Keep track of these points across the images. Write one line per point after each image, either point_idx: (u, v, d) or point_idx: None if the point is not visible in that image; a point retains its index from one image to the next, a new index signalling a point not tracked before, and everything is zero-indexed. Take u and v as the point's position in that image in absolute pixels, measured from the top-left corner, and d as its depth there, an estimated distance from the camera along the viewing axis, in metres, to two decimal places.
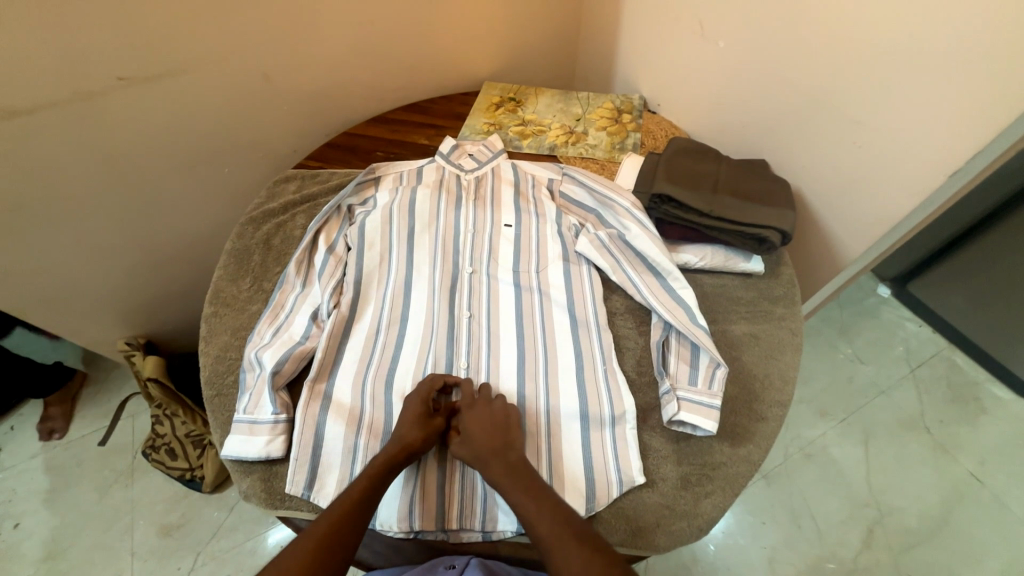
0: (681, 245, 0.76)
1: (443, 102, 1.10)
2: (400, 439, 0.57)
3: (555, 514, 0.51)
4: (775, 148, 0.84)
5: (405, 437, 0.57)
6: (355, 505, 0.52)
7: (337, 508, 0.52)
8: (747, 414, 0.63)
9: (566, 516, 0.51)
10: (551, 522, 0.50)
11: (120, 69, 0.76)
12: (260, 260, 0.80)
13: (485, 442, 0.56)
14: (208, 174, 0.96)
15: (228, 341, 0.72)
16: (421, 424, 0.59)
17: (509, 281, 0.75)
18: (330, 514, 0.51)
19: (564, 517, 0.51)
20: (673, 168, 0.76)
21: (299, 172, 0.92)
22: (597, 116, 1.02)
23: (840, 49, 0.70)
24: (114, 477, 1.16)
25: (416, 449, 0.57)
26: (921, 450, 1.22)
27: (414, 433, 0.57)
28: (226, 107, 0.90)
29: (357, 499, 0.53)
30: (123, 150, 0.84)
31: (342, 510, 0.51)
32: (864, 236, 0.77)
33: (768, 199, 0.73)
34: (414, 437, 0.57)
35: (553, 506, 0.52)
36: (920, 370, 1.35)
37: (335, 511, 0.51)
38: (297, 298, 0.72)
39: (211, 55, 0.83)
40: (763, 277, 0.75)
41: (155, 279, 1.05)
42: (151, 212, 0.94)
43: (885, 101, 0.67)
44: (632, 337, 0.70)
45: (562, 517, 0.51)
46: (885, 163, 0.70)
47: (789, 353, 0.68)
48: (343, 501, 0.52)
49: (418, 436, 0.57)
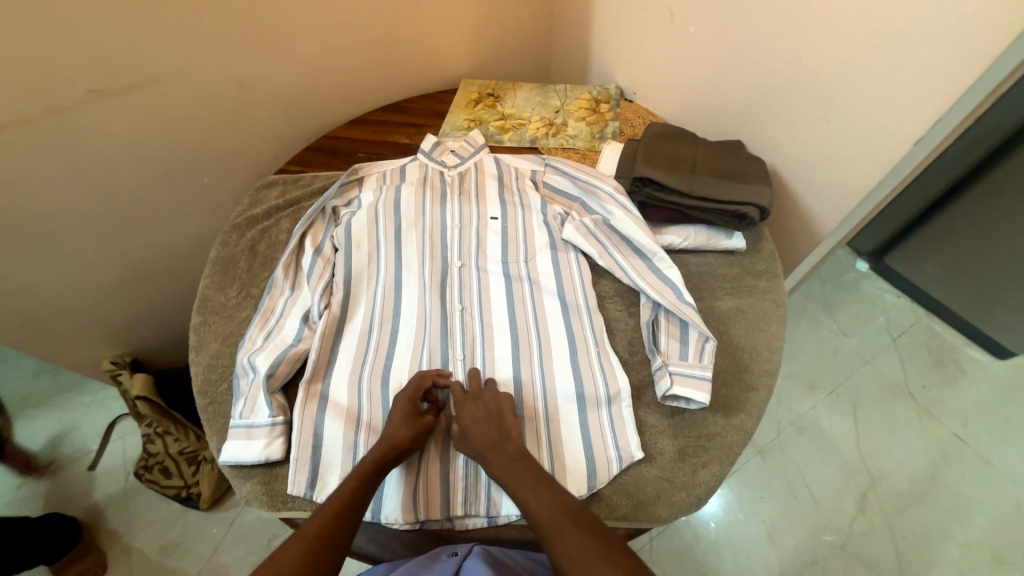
0: (664, 227, 0.77)
1: (422, 101, 1.10)
2: (388, 438, 0.57)
3: (553, 498, 0.52)
4: (750, 129, 0.86)
5: (394, 436, 0.57)
6: (348, 503, 0.52)
7: (329, 506, 0.51)
8: (738, 385, 0.65)
9: (564, 501, 0.52)
10: (549, 507, 0.51)
11: (90, 81, 0.75)
12: (246, 266, 0.79)
13: (479, 434, 0.57)
14: (187, 185, 0.95)
15: (219, 349, 0.71)
16: (408, 423, 0.59)
17: (499, 272, 0.76)
18: (322, 512, 0.51)
19: (562, 502, 0.52)
20: (652, 152, 0.78)
21: (281, 177, 0.91)
22: (575, 107, 1.03)
23: (806, 28, 0.72)
24: (107, 500, 1.14)
25: (405, 447, 0.57)
26: (907, 415, 1.26)
27: (403, 433, 0.58)
28: (202, 116, 0.89)
29: (349, 498, 0.52)
30: (97, 164, 0.82)
31: (336, 507, 0.51)
32: (838, 208, 0.79)
33: (746, 177, 0.75)
34: (403, 436, 0.57)
35: (550, 492, 0.53)
36: (901, 338, 1.39)
37: (327, 509, 0.51)
38: (287, 301, 0.71)
39: (183, 64, 0.82)
40: (745, 253, 0.77)
41: (138, 295, 1.03)
42: (130, 227, 0.92)
43: (850, 76, 0.70)
44: (623, 319, 0.71)
45: (559, 502, 0.52)
46: (854, 136, 0.73)
47: (774, 323, 0.70)
48: (334, 500, 0.52)
49: (407, 435, 0.57)
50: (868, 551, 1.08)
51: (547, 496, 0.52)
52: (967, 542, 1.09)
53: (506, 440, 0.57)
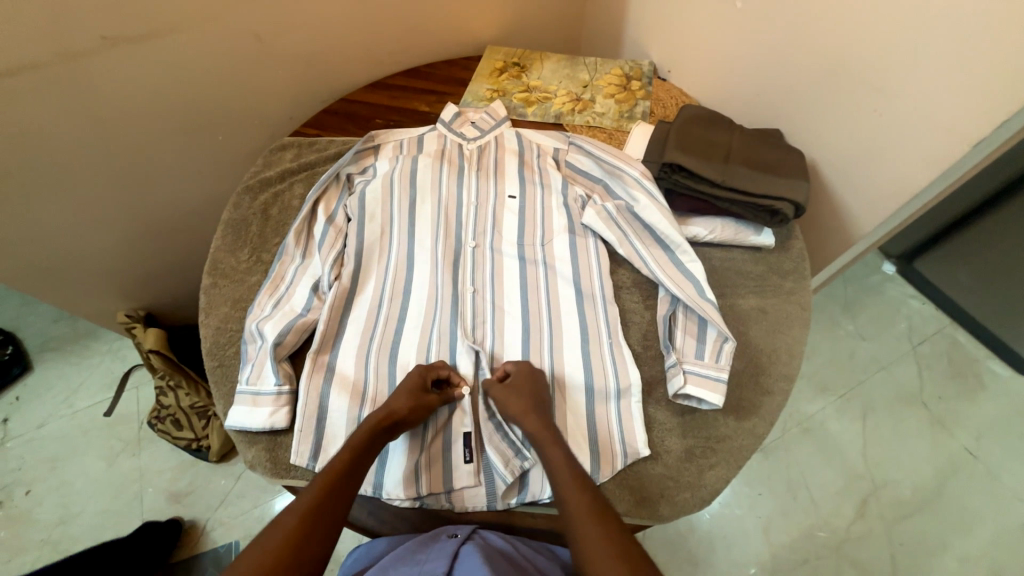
0: (690, 217, 0.73)
1: (443, 67, 1.05)
2: (388, 408, 0.57)
3: (579, 485, 0.51)
4: (790, 118, 0.81)
5: (393, 406, 0.56)
6: (339, 476, 0.52)
7: (319, 480, 0.51)
8: (753, 387, 0.63)
9: (591, 490, 0.51)
10: (578, 493, 0.51)
11: (103, 27, 0.72)
12: (258, 230, 0.78)
13: (520, 406, 0.57)
14: (202, 142, 0.93)
15: (229, 312, 0.71)
16: (412, 395, 0.58)
17: (514, 253, 0.74)
18: (313, 487, 0.50)
19: (590, 493, 0.51)
20: (684, 137, 0.73)
21: (296, 139, 0.89)
22: (605, 83, 0.97)
23: (866, 8, 0.65)
24: (121, 446, 1.18)
25: (404, 416, 0.56)
26: (918, 424, 1.24)
27: (402, 402, 0.57)
28: (217, 70, 0.86)
29: (339, 473, 0.52)
30: (111, 115, 0.80)
31: (326, 480, 0.51)
32: (879, 209, 0.74)
33: (783, 170, 0.70)
34: (401, 405, 0.57)
35: (579, 479, 0.52)
36: (921, 346, 1.35)
37: (318, 483, 0.51)
38: (297, 269, 0.71)
39: (196, 13, 0.78)
40: (773, 251, 0.74)
41: (152, 250, 1.03)
42: (144, 181, 0.92)
43: (909, 67, 0.64)
44: (638, 311, 0.69)
45: (585, 490, 0.51)
46: (906, 132, 0.67)
47: (797, 327, 0.67)
48: (326, 473, 0.52)
49: (406, 405, 0.57)
50: (861, 555, 1.08)
51: (575, 486, 0.51)
52: (963, 554, 1.09)
53: (548, 420, 0.57)
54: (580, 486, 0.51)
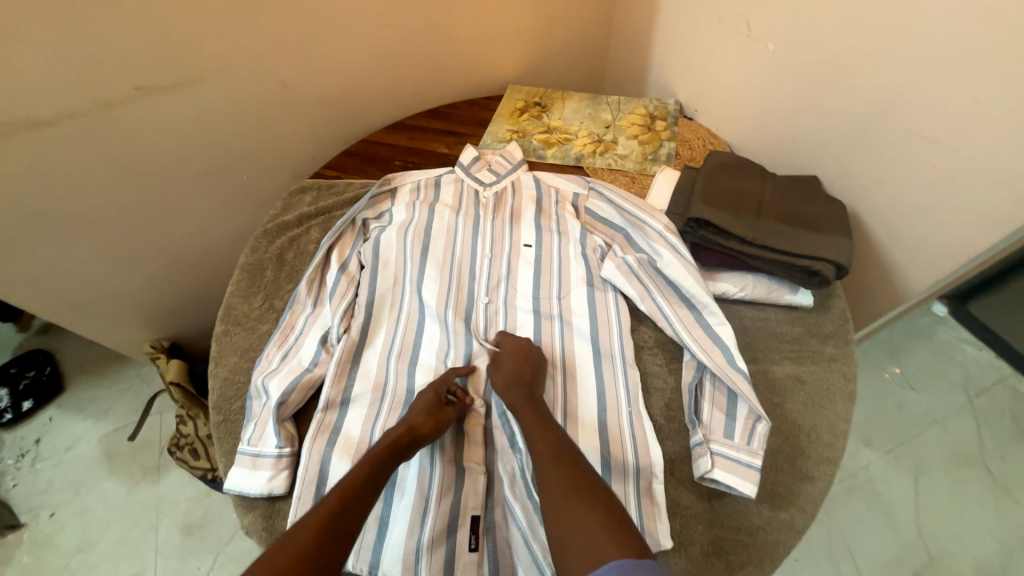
0: (718, 272, 0.68)
1: (464, 107, 1.05)
2: (410, 423, 0.56)
3: (548, 434, 0.53)
4: (829, 164, 0.75)
5: (416, 424, 0.56)
6: (354, 494, 0.49)
7: (333, 496, 0.49)
8: (790, 471, 0.56)
9: (571, 465, 0.50)
10: (556, 478, 0.49)
11: (137, 79, 0.75)
12: (272, 276, 0.78)
13: (507, 376, 0.59)
14: (228, 183, 0.95)
15: (237, 363, 0.70)
16: (429, 412, 0.58)
17: (529, 309, 0.70)
18: (328, 501, 0.48)
19: (557, 437, 0.53)
20: (711, 187, 0.69)
21: (316, 182, 0.89)
22: (628, 123, 0.94)
23: (915, 55, 0.60)
24: (142, 472, 1.19)
25: (425, 433, 0.56)
26: (977, 489, 1.12)
27: (424, 421, 0.57)
28: (243, 115, 0.87)
29: (348, 494, 0.49)
30: (142, 159, 0.83)
31: (341, 494, 0.49)
32: (934, 267, 0.67)
33: (820, 224, 0.64)
34: (422, 422, 0.57)
35: (548, 429, 0.54)
36: (978, 400, 1.23)
37: (334, 496, 0.49)
38: (307, 318, 0.70)
39: (226, 64, 0.80)
40: (812, 311, 0.67)
41: (177, 285, 1.05)
42: (172, 221, 0.93)
43: (966, 118, 0.58)
44: (661, 375, 0.64)
45: (552, 439, 0.53)
46: (965, 186, 0.61)
47: (840, 401, 0.60)
48: (349, 477, 0.51)
49: (428, 423, 0.57)
50: None
51: (544, 433, 0.53)
52: None
53: (529, 393, 0.58)
54: (557, 461, 0.50)
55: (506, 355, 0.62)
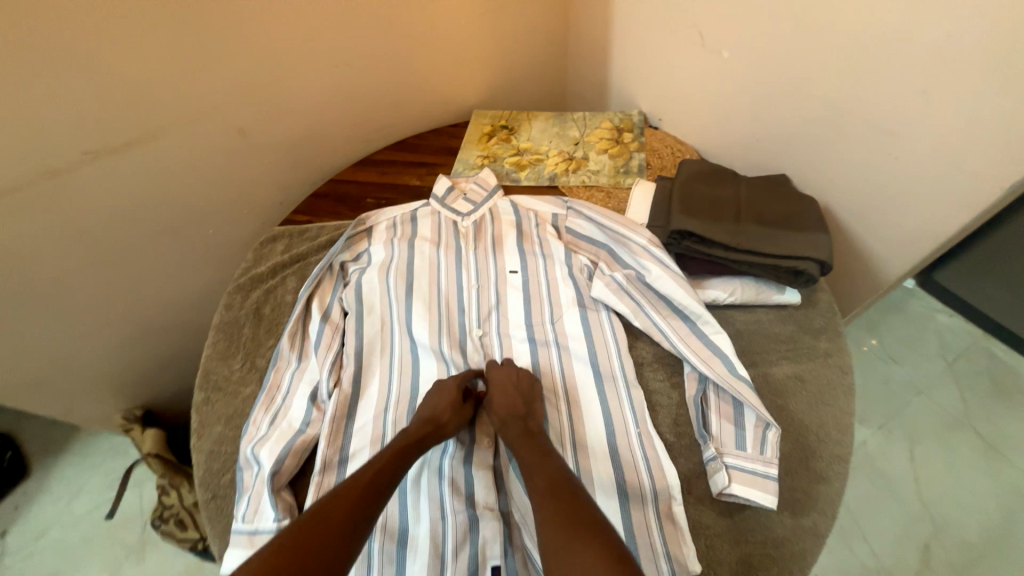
0: (706, 280, 0.69)
1: (432, 137, 1.04)
2: (433, 416, 0.58)
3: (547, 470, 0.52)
4: (796, 161, 0.77)
5: (438, 416, 0.58)
6: (367, 489, 0.50)
7: (344, 488, 0.49)
8: (805, 475, 0.56)
9: (563, 487, 0.50)
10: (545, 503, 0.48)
11: (84, 142, 0.70)
12: (250, 334, 0.74)
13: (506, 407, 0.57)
14: (192, 239, 0.90)
15: (222, 433, 0.66)
16: (455, 407, 0.59)
17: (524, 338, 0.69)
18: (339, 491, 0.49)
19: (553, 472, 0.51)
20: (689, 197, 0.69)
21: (287, 229, 0.86)
22: (596, 138, 0.95)
23: (864, 54, 0.63)
24: (124, 554, 1.10)
25: (449, 427, 0.58)
26: (969, 452, 1.15)
27: (448, 415, 0.58)
28: (203, 168, 0.84)
29: (365, 486, 0.50)
30: (95, 225, 0.77)
31: (352, 488, 0.50)
32: (909, 251, 0.70)
33: (797, 223, 0.66)
34: (447, 417, 0.58)
35: (544, 462, 0.53)
36: (957, 365, 1.28)
37: (343, 489, 0.49)
38: (293, 375, 0.66)
39: (180, 118, 0.77)
40: (800, 308, 0.68)
41: (147, 351, 0.98)
42: (135, 286, 0.88)
43: (919, 109, 0.61)
44: (665, 391, 0.63)
45: (549, 474, 0.51)
46: (928, 174, 0.63)
47: (841, 396, 0.61)
48: (371, 469, 0.52)
49: (452, 419, 0.58)
50: None
51: (540, 470, 0.51)
52: None
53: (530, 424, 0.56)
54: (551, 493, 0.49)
55: (498, 383, 0.60)
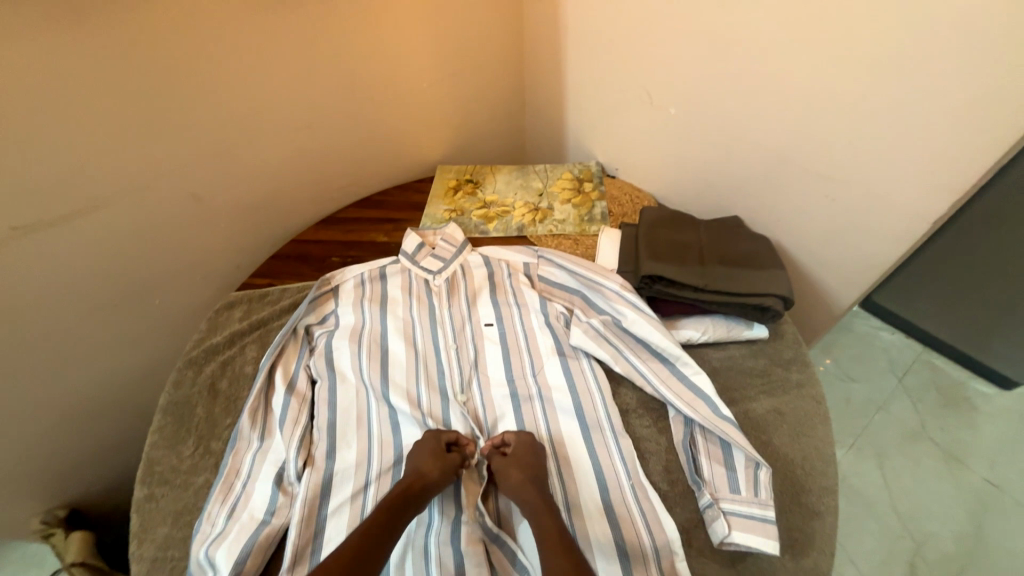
0: (679, 320, 0.70)
1: (397, 193, 1.04)
2: (416, 470, 0.56)
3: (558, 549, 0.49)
4: (748, 203, 0.83)
5: (423, 469, 0.56)
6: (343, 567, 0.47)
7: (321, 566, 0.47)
8: (798, 511, 0.56)
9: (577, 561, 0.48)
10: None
11: (14, 218, 0.64)
12: (204, 413, 0.67)
13: (519, 479, 0.55)
14: (136, 312, 0.83)
15: (169, 535, 0.58)
16: (438, 457, 0.57)
17: (506, 395, 0.67)
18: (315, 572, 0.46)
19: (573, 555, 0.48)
20: (654, 242, 0.72)
21: (245, 294, 0.81)
22: (559, 189, 0.99)
23: (795, 109, 0.70)
24: None
25: (432, 481, 0.55)
26: (931, 462, 1.21)
27: (433, 467, 0.56)
28: (152, 235, 0.79)
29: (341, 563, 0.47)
30: (22, 305, 0.69)
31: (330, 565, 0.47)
32: (857, 280, 0.76)
33: (755, 262, 0.70)
34: (429, 467, 0.56)
35: (560, 539, 0.50)
36: (907, 379, 1.35)
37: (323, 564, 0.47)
38: (255, 457, 0.60)
39: (129, 187, 0.73)
40: (768, 341, 0.71)
41: (72, 445, 0.85)
42: (64, 369, 0.78)
43: (848, 155, 0.68)
44: (652, 437, 0.62)
45: (565, 553, 0.48)
46: (864, 211, 0.70)
47: (820, 425, 0.62)
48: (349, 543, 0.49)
49: (435, 470, 0.56)
50: None
51: (559, 551, 0.49)
52: None
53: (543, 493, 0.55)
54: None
55: (518, 449, 0.58)
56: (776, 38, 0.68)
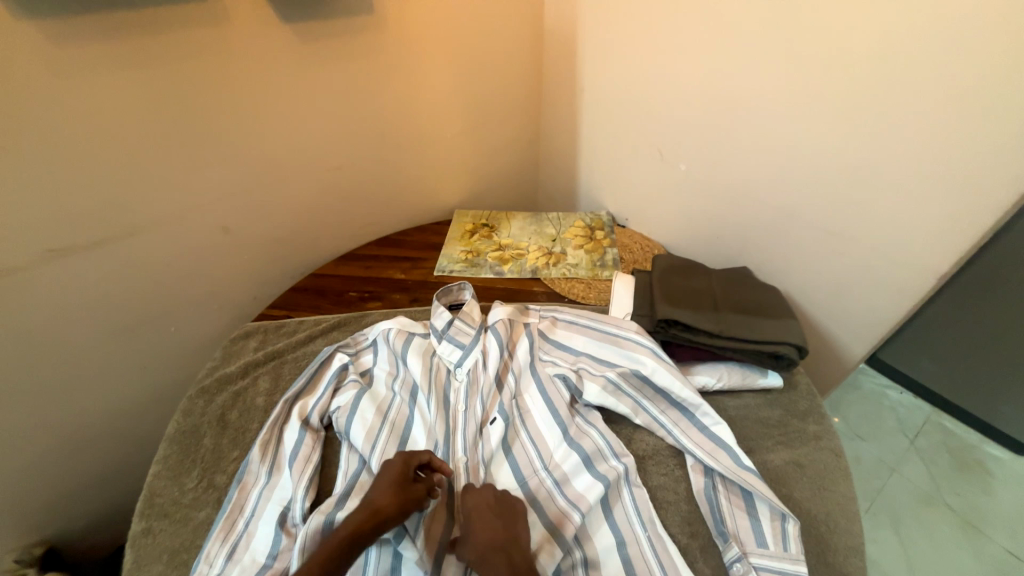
0: (693, 366, 0.71)
1: (416, 234, 1.08)
2: (371, 503, 0.54)
3: None
4: (757, 255, 0.87)
5: (378, 502, 0.53)
6: None
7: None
8: (826, 572, 0.54)
9: None
10: None
11: (54, 240, 0.67)
12: (211, 445, 0.66)
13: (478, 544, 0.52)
14: (154, 338, 0.83)
15: (161, 574, 0.55)
16: (396, 488, 0.55)
17: (519, 467, 0.63)
18: None
19: None
20: (668, 288, 0.75)
21: (262, 324, 0.83)
22: (572, 235, 1.03)
23: (797, 170, 0.76)
24: None
25: (387, 517, 0.53)
26: (950, 531, 1.15)
27: (387, 498, 0.54)
28: (180, 263, 0.81)
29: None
30: (44, 324, 0.70)
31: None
32: (866, 333, 0.79)
33: (767, 310, 0.72)
34: (385, 500, 0.54)
35: None
36: (918, 441, 1.32)
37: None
38: (261, 494, 0.59)
39: (166, 216, 0.77)
40: (783, 391, 0.71)
41: (65, 474, 0.81)
42: (71, 392, 0.77)
43: (849, 213, 0.73)
44: (671, 488, 0.60)
45: None
46: (870, 266, 0.74)
47: (841, 480, 0.61)
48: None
49: (389, 502, 0.53)
50: None
51: None
52: None
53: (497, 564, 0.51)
54: None
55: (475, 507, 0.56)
56: (777, 107, 0.74)
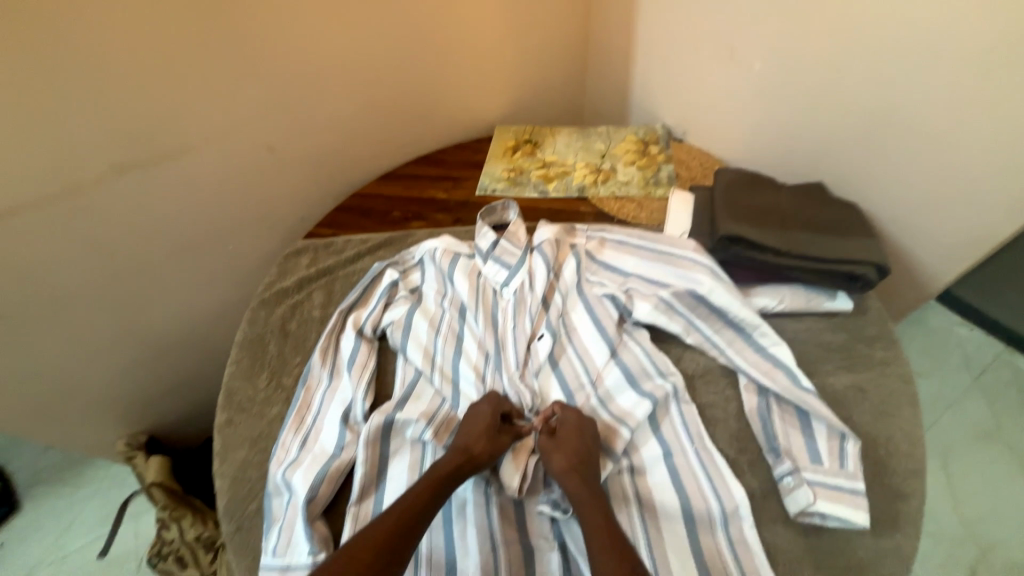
0: (753, 287, 0.67)
1: (455, 152, 1.02)
2: (465, 446, 0.55)
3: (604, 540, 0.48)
4: (837, 169, 0.77)
5: (471, 446, 0.55)
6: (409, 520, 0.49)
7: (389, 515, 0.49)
8: (881, 491, 0.53)
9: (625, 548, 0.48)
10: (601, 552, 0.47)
11: (114, 154, 0.69)
12: (276, 351, 0.71)
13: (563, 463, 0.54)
14: (213, 258, 0.86)
15: (247, 458, 0.62)
16: (488, 435, 0.56)
17: (565, 381, 0.64)
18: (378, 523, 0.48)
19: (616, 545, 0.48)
20: (732, 203, 0.68)
21: (311, 242, 0.84)
22: (623, 150, 0.95)
23: (903, 61, 0.65)
24: None
25: (482, 460, 0.55)
26: (1006, 468, 1.11)
27: (480, 444, 0.55)
28: (228, 183, 0.81)
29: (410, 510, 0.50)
30: (117, 238, 0.75)
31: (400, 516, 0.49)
32: (956, 250, 0.72)
33: (843, 228, 0.65)
34: (479, 448, 0.55)
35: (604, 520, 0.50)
36: (984, 378, 1.24)
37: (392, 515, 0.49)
38: (324, 395, 0.63)
39: (210, 133, 0.76)
40: (851, 315, 0.66)
41: (154, 375, 0.91)
42: (148, 303, 0.83)
43: (961, 110, 0.63)
44: (720, 405, 0.60)
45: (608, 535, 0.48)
46: (975, 173, 0.66)
47: (907, 405, 0.58)
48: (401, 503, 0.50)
49: (484, 448, 0.55)
50: None
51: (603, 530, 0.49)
52: None
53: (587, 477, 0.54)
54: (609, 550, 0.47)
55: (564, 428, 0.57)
56: None
